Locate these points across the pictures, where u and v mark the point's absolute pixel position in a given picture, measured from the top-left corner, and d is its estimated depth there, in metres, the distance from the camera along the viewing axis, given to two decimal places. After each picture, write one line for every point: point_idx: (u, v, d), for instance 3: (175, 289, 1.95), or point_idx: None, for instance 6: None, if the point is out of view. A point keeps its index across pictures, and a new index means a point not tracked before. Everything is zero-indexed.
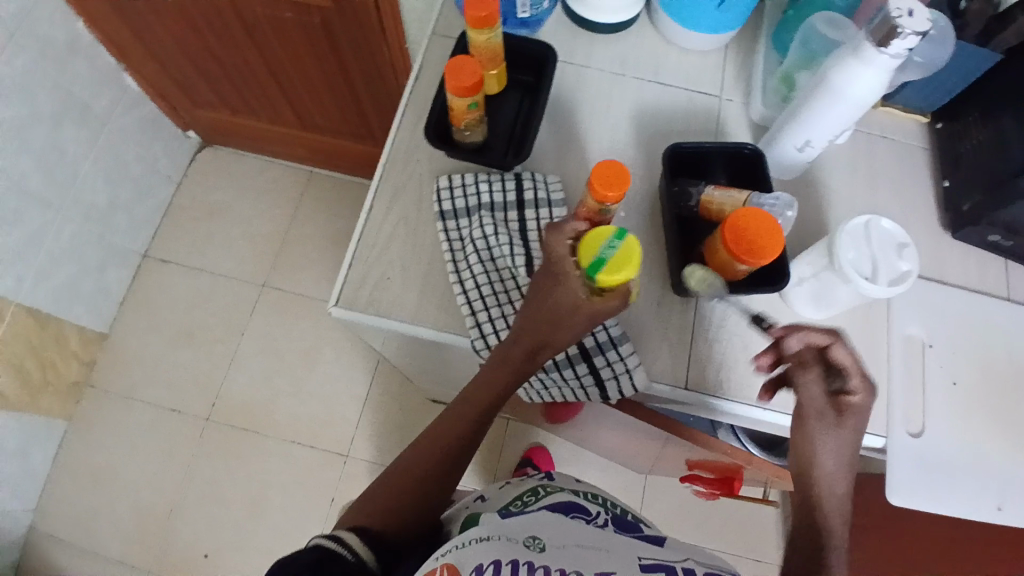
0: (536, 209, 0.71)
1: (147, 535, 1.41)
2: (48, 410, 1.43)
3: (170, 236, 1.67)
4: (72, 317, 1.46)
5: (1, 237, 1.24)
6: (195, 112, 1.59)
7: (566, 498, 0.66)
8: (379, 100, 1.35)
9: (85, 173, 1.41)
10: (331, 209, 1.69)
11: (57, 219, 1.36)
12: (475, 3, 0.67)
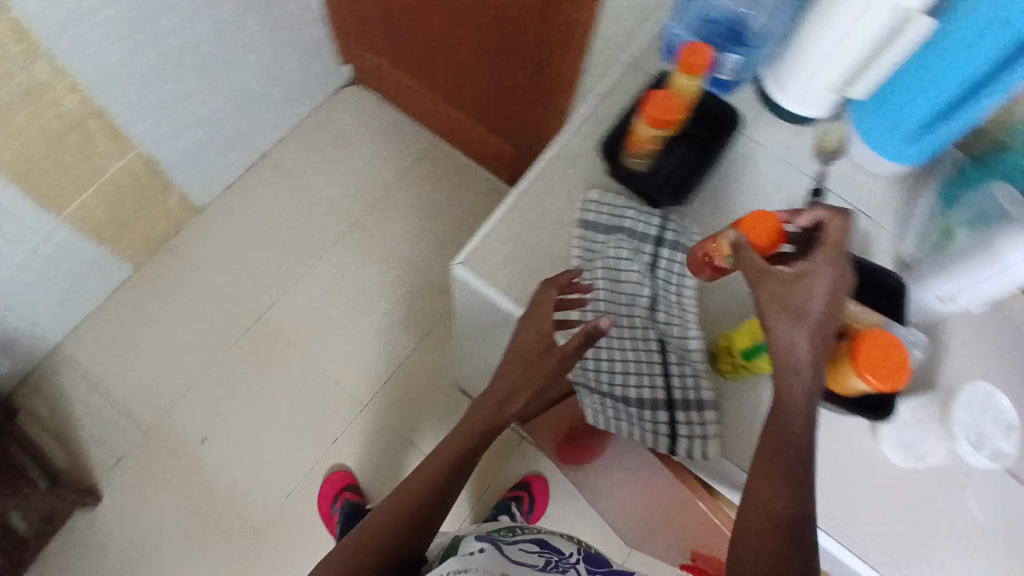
0: (672, 250, 0.73)
1: (160, 398, 1.47)
2: (123, 252, 1.52)
3: (291, 147, 1.75)
4: (181, 181, 1.54)
5: (159, 85, 1.33)
6: (360, 49, 1.68)
7: (539, 535, 0.78)
8: (530, 102, 1.41)
9: (248, 62, 1.50)
10: (440, 181, 1.75)
11: (209, 91, 1.46)
12: (693, 51, 0.71)
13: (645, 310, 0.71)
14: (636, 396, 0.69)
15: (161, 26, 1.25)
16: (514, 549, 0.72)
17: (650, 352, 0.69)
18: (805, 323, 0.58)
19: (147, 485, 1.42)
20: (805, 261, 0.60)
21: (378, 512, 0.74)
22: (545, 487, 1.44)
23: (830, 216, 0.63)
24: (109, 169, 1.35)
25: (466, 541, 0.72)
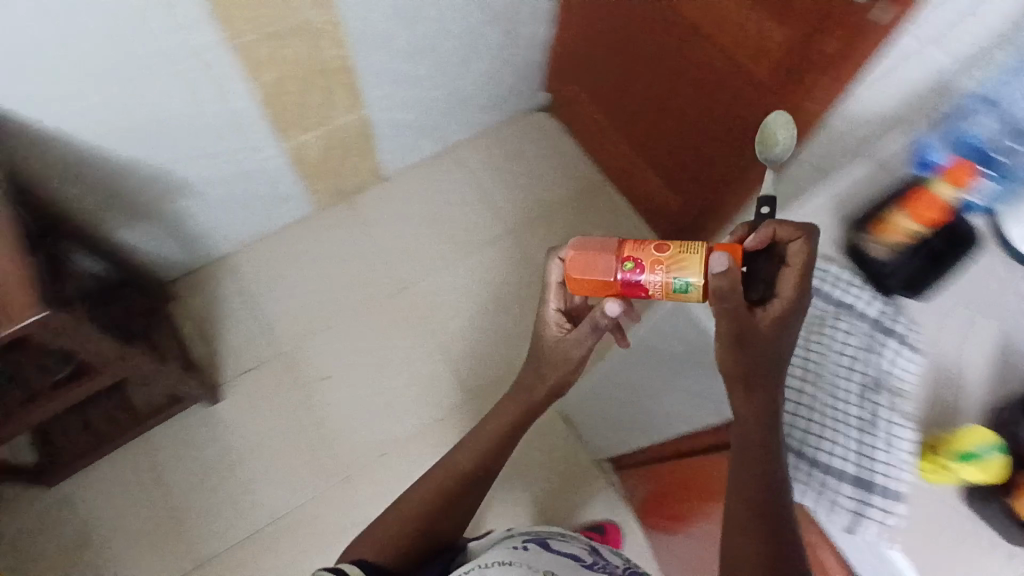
0: (899, 342, 0.67)
1: (303, 327, 1.63)
2: (314, 193, 1.70)
3: (477, 148, 1.90)
4: (380, 149, 1.71)
5: (396, 62, 1.50)
6: (566, 80, 1.82)
7: (586, 543, 0.91)
8: (713, 173, 1.45)
9: (470, 65, 1.66)
10: (599, 218, 1.82)
11: (431, 80, 1.62)
12: (961, 168, 0.73)
13: (860, 386, 0.65)
14: (840, 469, 0.61)
15: (418, 15, 1.42)
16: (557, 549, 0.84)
17: (849, 428, 0.63)
18: (759, 384, 0.65)
19: (262, 397, 1.55)
20: (779, 309, 0.65)
21: (434, 478, 0.88)
22: (619, 539, 1.45)
23: (793, 232, 0.67)
24: (335, 118, 1.52)
25: (517, 538, 0.85)
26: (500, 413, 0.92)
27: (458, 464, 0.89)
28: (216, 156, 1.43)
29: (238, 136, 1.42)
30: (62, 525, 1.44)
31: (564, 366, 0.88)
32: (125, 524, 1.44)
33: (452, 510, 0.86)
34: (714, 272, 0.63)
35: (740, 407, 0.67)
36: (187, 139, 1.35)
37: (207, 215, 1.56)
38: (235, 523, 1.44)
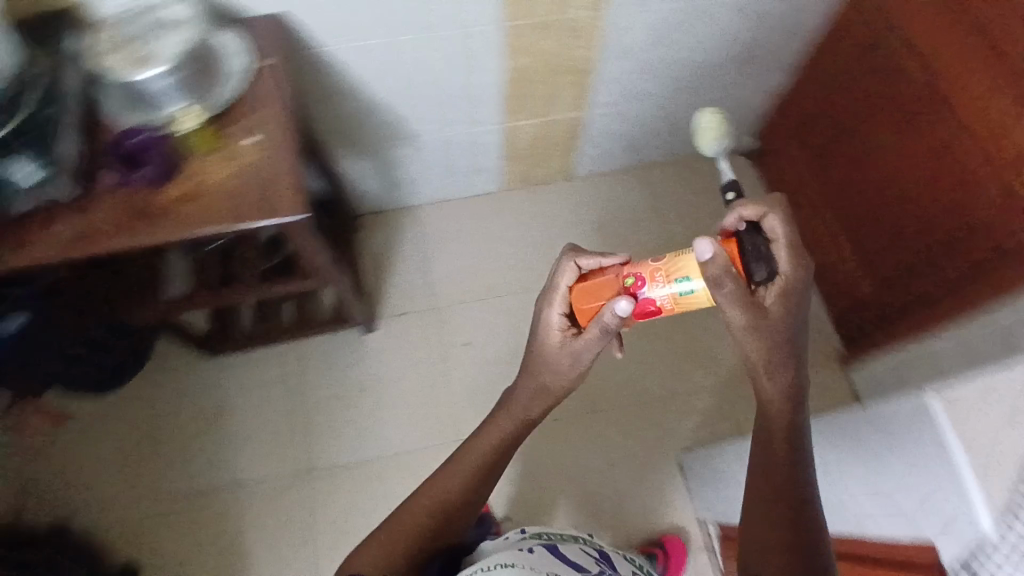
0: None
1: (463, 289, 1.73)
2: (508, 174, 1.79)
3: (669, 173, 1.90)
4: (581, 151, 1.77)
5: (628, 77, 1.53)
6: (784, 133, 1.77)
7: (597, 551, 1.03)
8: (918, 274, 1.36)
9: (693, 95, 1.66)
10: None
11: (652, 100, 1.64)
12: None
13: None
14: None
15: (666, 38, 1.44)
16: (561, 551, 0.95)
17: None
18: (780, 367, 0.88)
19: (411, 340, 1.67)
20: (780, 299, 0.86)
21: (453, 481, 0.96)
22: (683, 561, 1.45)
23: (757, 211, 0.88)
24: (553, 113, 1.58)
25: (521, 541, 0.95)
26: (502, 418, 1.02)
27: (472, 471, 0.97)
28: (444, 119, 1.52)
29: (470, 106, 1.50)
30: (208, 396, 1.59)
31: (563, 377, 1.01)
32: (264, 405, 1.58)
33: (463, 509, 0.94)
34: (703, 260, 0.79)
35: (774, 400, 0.89)
36: (428, 99, 1.45)
37: (412, 164, 1.66)
38: (354, 447, 1.55)
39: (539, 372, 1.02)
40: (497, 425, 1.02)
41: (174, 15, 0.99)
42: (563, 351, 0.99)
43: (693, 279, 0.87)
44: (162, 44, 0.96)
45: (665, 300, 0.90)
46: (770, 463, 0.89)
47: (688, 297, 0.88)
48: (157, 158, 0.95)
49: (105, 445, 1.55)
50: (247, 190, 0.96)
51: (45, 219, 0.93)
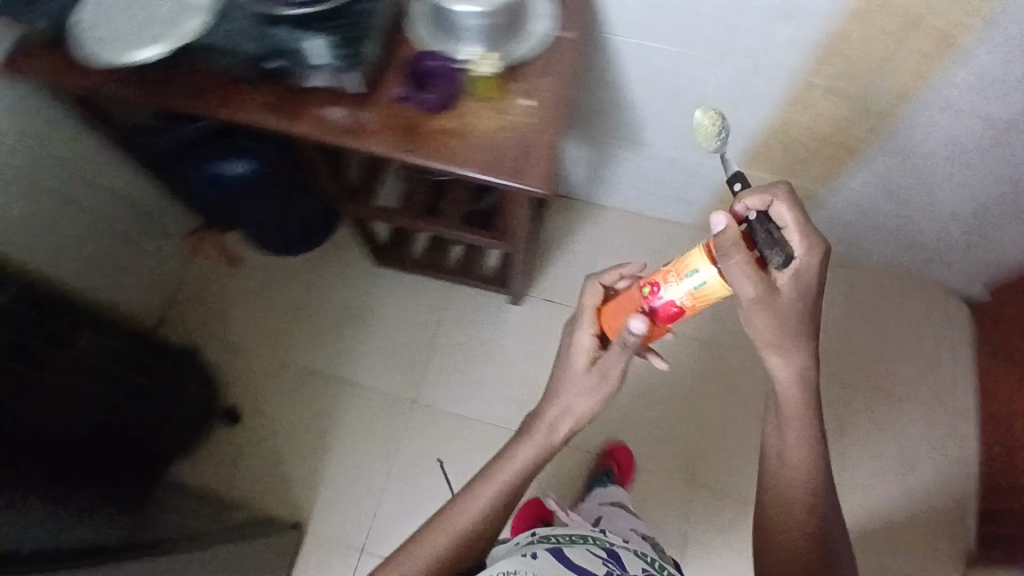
0: None
1: None
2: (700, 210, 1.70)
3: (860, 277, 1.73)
4: None
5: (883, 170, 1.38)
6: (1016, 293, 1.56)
7: (607, 551, 0.92)
8: None
9: (937, 215, 1.48)
10: (926, 436, 1.62)
11: (889, 202, 1.48)
12: None
13: None
14: None
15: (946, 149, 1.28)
16: (569, 556, 0.87)
17: None
18: (787, 346, 0.84)
19: (556, 327, 1.60)
20: (795, 287, 0.81)
21: (479, 501, 0.90)
22: (626, 455, 1.51)
23: (765, 197, 0.82)
24: (793, 179, 1.47)
25: (531, 546, 0.89)
26: (524, 445, 0.93)
27: (499, 498, 0.90)
28: (686, 135, 1.43)
29: (717, 141, 1.42)
30: (357, 295, 1.59)
31: (590, 398, 0.93)
32: (399, 323, 1.58)
33: (494, 527, 0.90)
34: (715, 231, 0.78)
35: (789, 386, 0.87)
36: (681, 112, 1.37)
37: (628, 167, 1.60)
38: (468, 398, 1.53)
39: (556, 400, 0.94)
40: (522, 450, 0.93)
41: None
42: (588, 379, 0.93)
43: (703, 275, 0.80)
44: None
45: (684, 299, 0.84)
46: (794, 442, 0.88)
47: (702, 294, 0.82)
48: (438, 85, 0.99)
49: (248, 295, 1.55)
50: (505, 147, 0.97)
51: (325, 98, 0.98)
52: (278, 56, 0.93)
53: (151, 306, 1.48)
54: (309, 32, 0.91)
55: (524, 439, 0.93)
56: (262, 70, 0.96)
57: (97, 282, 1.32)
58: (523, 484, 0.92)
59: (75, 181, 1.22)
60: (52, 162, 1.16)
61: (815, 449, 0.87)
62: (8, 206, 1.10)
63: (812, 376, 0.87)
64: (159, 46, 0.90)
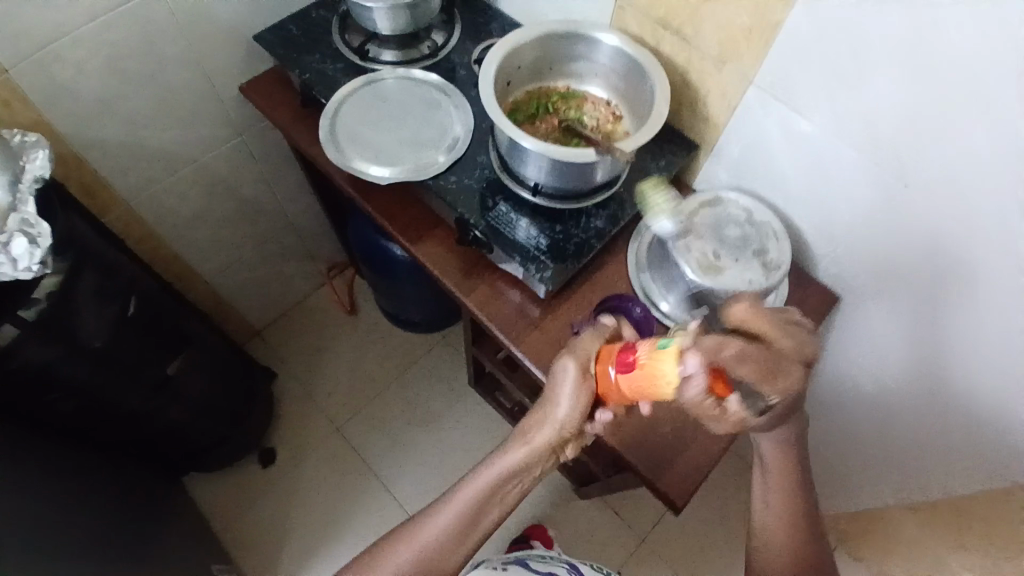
0: None
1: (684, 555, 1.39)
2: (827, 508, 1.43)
3: None
4: None
5: None
6: None
7: (565, 561, 1.06)
8: None
9: None
10: None
11: None
12: None
13: None
14: None
15: None
16: (534, 564, 1.03)
17: None
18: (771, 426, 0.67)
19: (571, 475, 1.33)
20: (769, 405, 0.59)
21: (446, 515, 0.70)
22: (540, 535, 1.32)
23: (759, 324, 0.58)
24: None
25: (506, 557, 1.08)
26: (511, 451, 0.71)
27: (471, 511, 0.70)
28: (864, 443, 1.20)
29: (886, 472, 1.21)
30: (439, 394, 1.49)
31: (570, 412, 0.68)
32: (461, 440, 1.44)
33: (468, 550, 0.70)
34: (688, 377, 0.54)
35: (776, 449, 0.71)
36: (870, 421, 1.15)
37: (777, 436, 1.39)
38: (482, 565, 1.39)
39: (545, 414, 0.70)
40: (509, 454, 0.71)
41: (773, 253, 0.84)
42: (584, 395, 0.68)
43: (667, 386, 0.56)
44: (733, 269, 0.82)
45: (644, 385, 0.59)
46: (770, 507, 0.73)
47: (666, 390, 0.56)
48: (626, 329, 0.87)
49: (350, 349, 1.51)
50: (649, 438, 0.81)
51: (509, 280, 0.91)
52: (488, 228, 0.86)
53: (265, 315, 1.49)
54: (530, 225, 0.87)
55: (512, 442, 0.72)
56: (467, 232, 0.88)
57: (235, 279, 1.34)
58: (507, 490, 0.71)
59: (263, 193, 1.25)
60: (253, 173, 1.20)
61: (799, 512, 0.72)
62: (184, 199, 1.12)
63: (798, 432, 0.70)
64: (394, 170, 0.88)
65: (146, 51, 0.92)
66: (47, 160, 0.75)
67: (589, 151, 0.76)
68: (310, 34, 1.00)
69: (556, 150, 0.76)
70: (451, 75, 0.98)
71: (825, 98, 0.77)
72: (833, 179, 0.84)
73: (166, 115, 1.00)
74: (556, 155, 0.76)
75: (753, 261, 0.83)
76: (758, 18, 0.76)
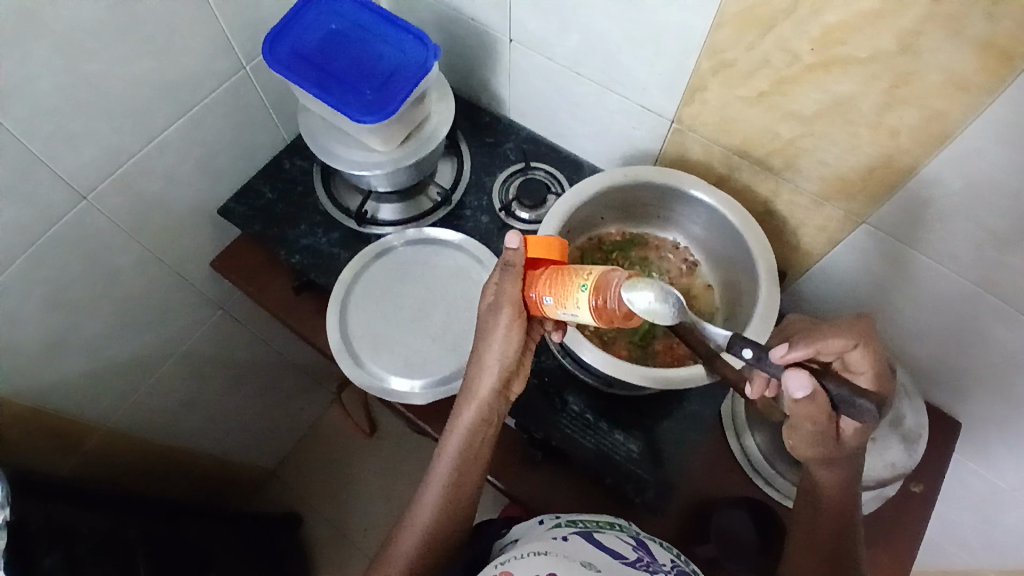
0: None
1: None
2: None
3: None
4: None
5: None
6: None
7: (635, 536, 0.62)
8: None
9: None
10: None
11: None
12: None
13: None
14: None
15: None
16: (608, 535, 0.61)
17: None
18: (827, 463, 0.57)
19: None
20: (848, 425, 0.54)
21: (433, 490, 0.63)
22: None
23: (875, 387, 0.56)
24: None
25: (552, 523, 0.63)
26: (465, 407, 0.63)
27: (457, 477, 0.63)
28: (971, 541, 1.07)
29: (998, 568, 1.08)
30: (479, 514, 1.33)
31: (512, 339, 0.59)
32: None
33: (467, 518, 0.64)
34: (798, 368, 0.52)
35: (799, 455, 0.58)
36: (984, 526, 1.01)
37: None
38: None
39: (482, 358, 0.61)
40: (468, 408, 0.63)
41: (910, 419, 0.73)
42: (513, 329, 0.58)
43: (575, 293, 0.50)
44: (873, 453, 0.71)
45: (553, 287, 0.53)
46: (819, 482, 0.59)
47: (568, 296, 0.51)
48: (730, 529, 0.70)
49: (380, 474, 1.35)
50: None
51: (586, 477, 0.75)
52: (561, 437, 0.72)
53: (275, 454, 1.32)
54: (612, 426, 0.73)
55: (464, 398, 0.62)
56: (540, 443, 0.74)
57: (238, 439, 1.17)
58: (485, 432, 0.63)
59: (256, 353, 1.06)
60: (244, 338, 1.01)
61: (832, 543, 0.58)
62: (165, 396, 0.93)
63: (856, 470, 0.58)
64: (428, 379, 0.71)
65: (93, 271, 0.71)
66: (6, 493, 0.67)
67: (695, 369, 0.62)
68: (291, 199, 0.80)
69: (632, 369, 0.63)
70: (473, 226, 0.80)
71: (969, 248, 0.61)
72: (967, 325, 0.69)
73: (131, 326, 0.80)
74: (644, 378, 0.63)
75: (892, 438, 0.72)
76: (881, 159, 0.59)
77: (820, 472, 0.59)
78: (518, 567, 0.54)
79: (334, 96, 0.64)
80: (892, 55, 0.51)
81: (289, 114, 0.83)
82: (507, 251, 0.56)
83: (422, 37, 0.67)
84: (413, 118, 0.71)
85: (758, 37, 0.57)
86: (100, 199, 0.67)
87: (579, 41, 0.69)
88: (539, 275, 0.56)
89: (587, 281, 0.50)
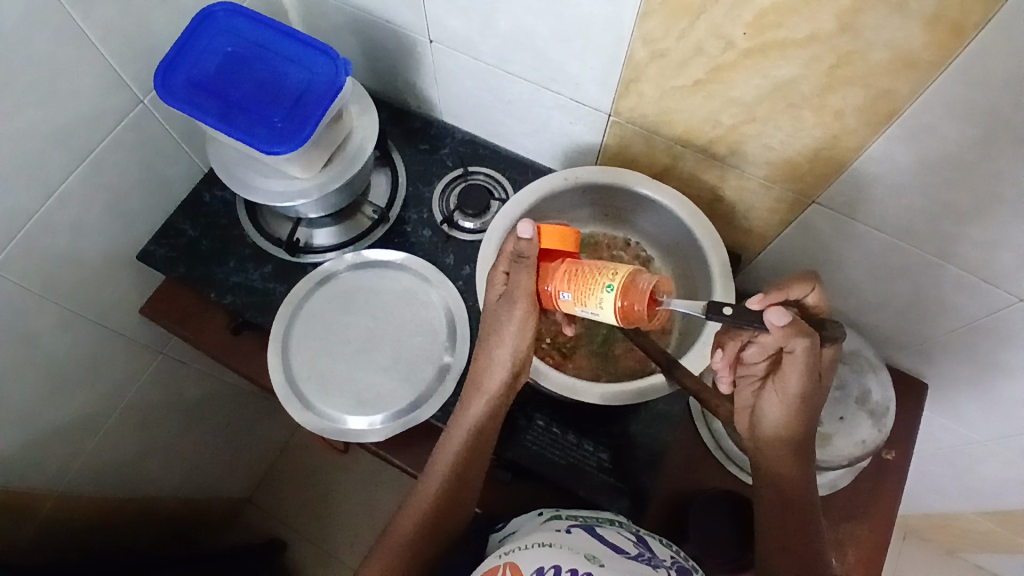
0: None
1: None
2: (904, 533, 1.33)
3: None
4: None
5: None
6: None
7: (636, 533, 0.57)
8: None
9: None
10: None
11: None
12: None
13: None
14: None
15: None
16: (615, 528, 0.56)
17: None
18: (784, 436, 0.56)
19: None
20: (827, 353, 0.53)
21: (430, 484, 0.59)
22: None
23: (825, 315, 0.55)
24: None
25: (555, 516, 0.59)
26: (473, 397, 0.60)
27: (457, 473, 0.59)
28: (945, 487, 1.08)
29: (971, 511, 1.10)
30: None
31: (523, 330, 0.57)
32: None
33: (465, 514, 0.60)
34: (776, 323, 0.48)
35: (779, 421, 0.56)
36: (958, 476, 1.02)
37: None
38: None
39: (492, 350, 0.59)
40: (475, 402, 0.60)
41: (876, 394, 0.73)
42: (527, 323, 0.57)
43: (598, 294, 0.50)
44: (841, 434, 0.70)
45: (572, 284, 0.52)
46: (771, 469, 0.57)
47: (591, 295, 0.50)
48: (708, 526, 0.68)
49: (357, 486, 1.33)
50: None
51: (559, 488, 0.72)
52: (529, 456, 0.69)
53: (247, 481, 1.28)
54: (581, 438, 0.70)
55: (473, 391, 0.60)
56: (510, 464, 0.71)
57: (205, 475, 1.12)
58: (492, 429, 0.61)
59: (207, 389, 1.01)
60: (191, 377, 0.96)
61: (801, 522, 0.55)
62: (117, 451, 0.88)
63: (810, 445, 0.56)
64: (386, 414, 0.68)
65: (11, 341, 0.65)
66: None
67: (657, 378, 0.62)
68: (214, 234, 0.76)
69: (591, 388, 0.61)
70: (416, 242, 0.76)
71: (923, 221, 0.59)
72: (927, 295, 0.67)
73: (67, 388, 0.75)
74: (611, 396, 0.61)
75: (858, 415, 0.71)
76: (828, 141, 0.57)
77: (774, 453, 0.57)
78: (519, 557, 0.51)
79: (241, 127, 0.58)
80: (831, 35, 0.48)
81: (201, 143, 0.77)
82: (521, 242, 0.54)
83: (330, 51, 0.62)
84: (334, 137, 0.66)
85: (689, 25, 0.53)
86: (5, 267, 0.61)
87: (503, 39, 0.64)
88: (554, 267, 0.55)
89: (613, 281, 0.50)
